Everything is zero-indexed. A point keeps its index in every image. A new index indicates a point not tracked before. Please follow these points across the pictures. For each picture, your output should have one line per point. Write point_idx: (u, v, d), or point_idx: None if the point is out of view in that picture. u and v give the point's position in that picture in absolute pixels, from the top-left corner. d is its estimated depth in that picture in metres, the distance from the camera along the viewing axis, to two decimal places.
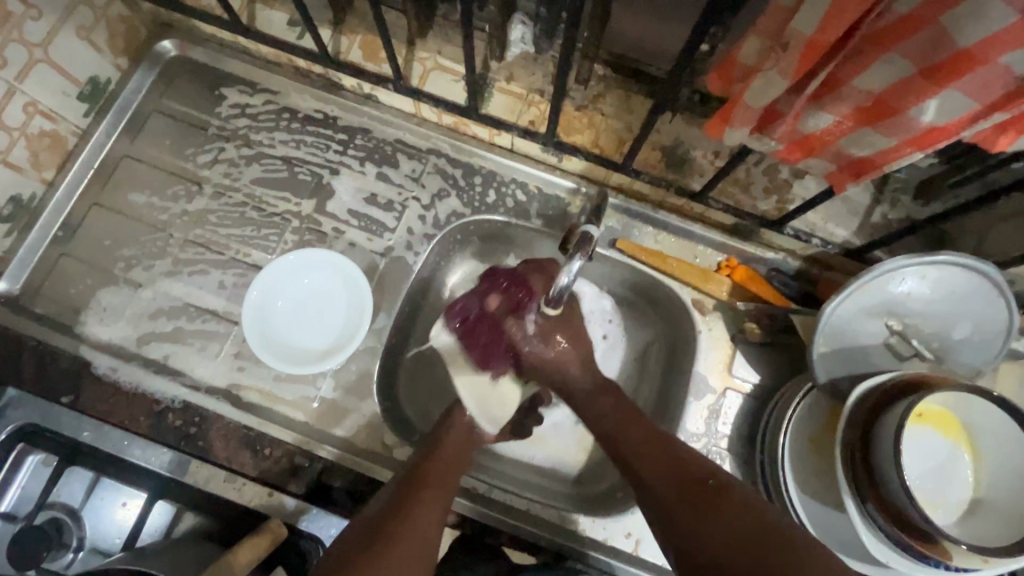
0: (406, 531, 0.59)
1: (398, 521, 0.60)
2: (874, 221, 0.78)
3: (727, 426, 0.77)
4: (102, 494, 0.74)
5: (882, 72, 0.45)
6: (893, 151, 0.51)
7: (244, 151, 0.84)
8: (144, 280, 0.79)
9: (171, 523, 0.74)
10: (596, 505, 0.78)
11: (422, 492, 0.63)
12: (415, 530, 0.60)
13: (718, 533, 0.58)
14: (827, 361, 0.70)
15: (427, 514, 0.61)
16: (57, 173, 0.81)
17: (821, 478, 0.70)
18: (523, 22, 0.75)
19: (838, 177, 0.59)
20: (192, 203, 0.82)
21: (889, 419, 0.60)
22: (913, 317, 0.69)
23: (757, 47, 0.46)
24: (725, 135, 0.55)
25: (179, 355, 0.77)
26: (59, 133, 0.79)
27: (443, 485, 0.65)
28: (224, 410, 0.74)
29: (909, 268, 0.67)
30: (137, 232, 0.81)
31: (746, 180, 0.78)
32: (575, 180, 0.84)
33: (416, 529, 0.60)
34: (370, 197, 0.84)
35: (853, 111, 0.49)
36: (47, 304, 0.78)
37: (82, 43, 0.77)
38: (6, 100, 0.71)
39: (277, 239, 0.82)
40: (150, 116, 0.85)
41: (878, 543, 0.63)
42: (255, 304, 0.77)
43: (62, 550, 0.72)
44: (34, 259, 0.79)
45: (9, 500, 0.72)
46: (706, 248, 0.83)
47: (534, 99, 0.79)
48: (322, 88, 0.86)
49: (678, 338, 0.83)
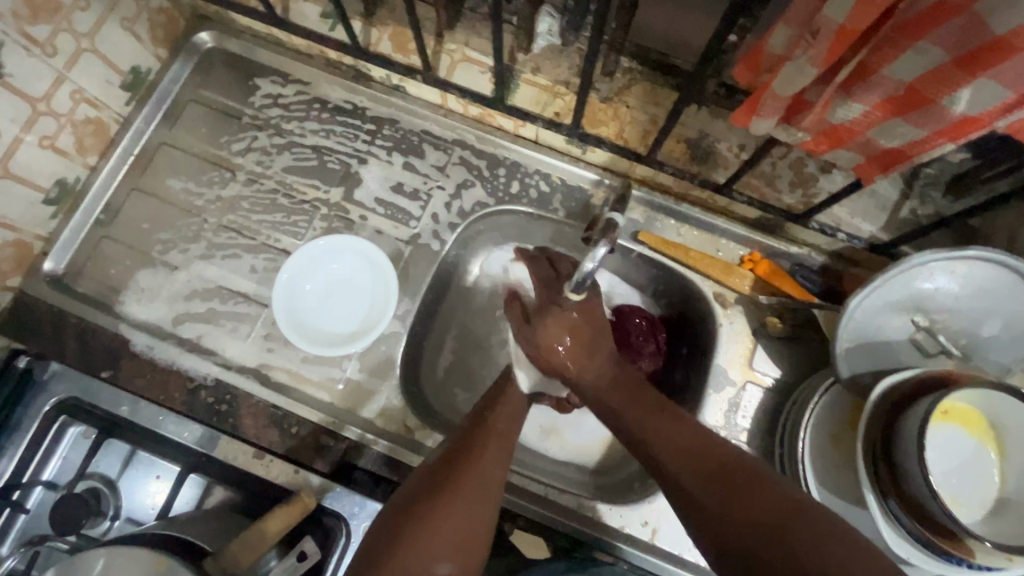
0: (440, 526, 0.58)
1: (434, 518, 0.58)
2: (902, 216, 0.76)
3: (746, 420, 0.77)
4: (138, 467, 0.77)
5: (914, 62, 0.44)
6: (925, 141, 0.51)
7: (275, 140, 0.87)
8: (180, 263, 0.82)
9: (203, 495, 0.76)
10: (614, 493, 0.79)
11: (488, 445, 0.65)
12: (484, 490, 0.62)
13: (766, 518, 0.54)
14: (850, 356, 0.69)
15: (469, 513, 0.59)
16: (100, 158, 0.84)
17: (842, 473, 0.69)
18: (551, 14, 0.73)
19: (867, 168, 0.59)
20: (226, 189, 0.85)
21: (914, 414, 0.60)
22: (941, 313, 0.69)
23: (787, 35, 0.46)
24: (752, 125, 0.55)
25: (212, 335, 0.80)
26: (103, 120, 0.82)
27: (506, 436, 0.67)
28: (253, 388, 0.77)
29: (936, 264, 0.66)
30: (174, 217, 0.84)
31: (772, 174, 0.78)
32: (598, 171, 0.85)
33: (457, 530, 0.58)
34: (396, 185, 0.86)
35: (882, 101, 0.49)
36: (89, 284, 0.81)
37: (125, 34, 0.80)
38: (55, 88, 0.74)
39: (307, 225, 0.84)
40: (187, 105, 0.88)
41: (901, 540, 0.63)
42: (285, 287, 0.79)
43: (100, 517, 0.75)
44: (77, 241, 0.83)
45: (52, 469, 0.76)
46: (729, 241, 0.83)
47: (559, 91, 0.79)
48: (352, 79, 0.88)
49: (701, 331, 0.83)
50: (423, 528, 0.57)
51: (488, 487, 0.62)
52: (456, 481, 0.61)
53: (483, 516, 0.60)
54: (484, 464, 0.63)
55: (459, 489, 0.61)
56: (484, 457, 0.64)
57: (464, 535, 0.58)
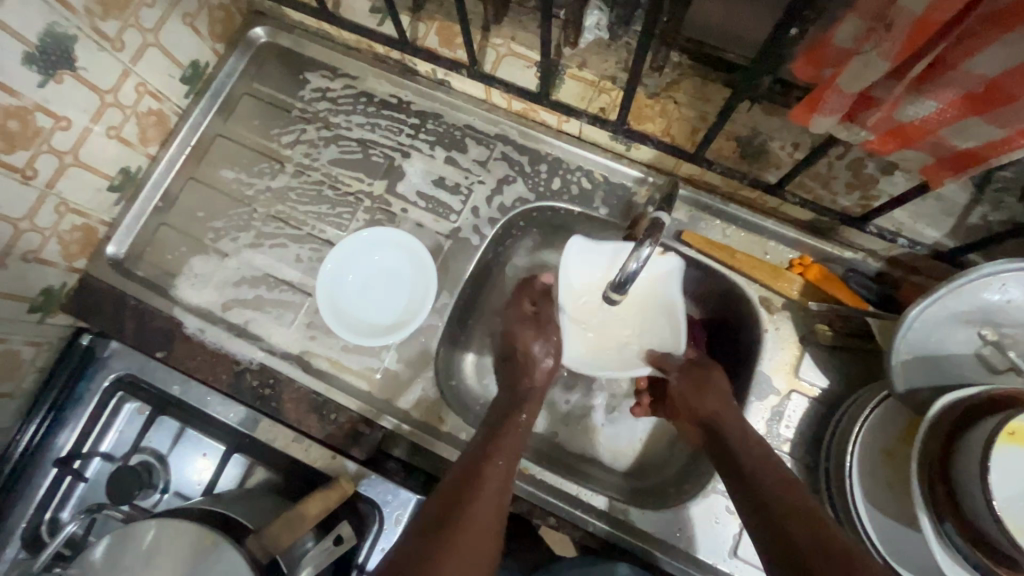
0: (470, 536, 0.57)
1: (456, 531, 0.56)
2: (970, 223, 0.70)
3: (790, 430, 0.74)
4: (186, 444, 0.80)
5: (999, 56, 0.41)
6: (1006, 142, 0.47)
7: (323, 133, 0.89)
8: (230, 250, 0.85)
9: (244, 475, 0.79)
10: (651, 497, 0.78)
11: (482, 489, 0.61)
12: (478, 538, 0.57)
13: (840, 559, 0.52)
14: (908, 368, 0.65)
15: (488, 521, 0.59)
16: (160, 149, 0.88)
17: (892, 490, 0.66)
18: (599, 8, 0.71)
19: (936, 171, 0.55)
20: (274, 180, 0.88)
21: (977, 434, 0.56)
22: (1012, 326, 0.64)
23: (855, 28, 0.44)
24: (812, 123, 0.53)
25: (258, 321, 0.82)
26: (164, 112, 0.86)
27: (501, 481, 0.63)
28: (295, 373, 0.79)
29: (1008, 274, 0.62)
30: (226, 206, 0.87)
31: (827, 174, 0.74)
32: (642, 169, 0.83)
33: (483, 532, 0.58)
34: (439, 179, 0.86)
35: (958, 98, 0.46)
36: (147, 268, 0.86)
37: (187, 29, 0.83)
38: (123, 81, 0.77)
39: (350, 217, 0.86)
40: (241, 98, 0.91)
41: (956, 565, 0.59)
42: (329, 276, 0.81)
43: (150, 490, 0.78)
44: (137, 227, 0.87)
45: (110, 441, 0.81)
46: (778, 244, 0.80)
47: (605, 86, 0.78)
48: (399, 74, 0.89)
49: (745, 336, 0.80)
50: (451, 538, 0.56)
51: (500, 501, 0.61)
52: (467, 505, 0.59)
53: (492, 542, 0.58)
54: (475, 511, 0.59)
55: (480, 494, 0.60)
56: (477, 507, 0.59)
57: (484, 546, 0.57)
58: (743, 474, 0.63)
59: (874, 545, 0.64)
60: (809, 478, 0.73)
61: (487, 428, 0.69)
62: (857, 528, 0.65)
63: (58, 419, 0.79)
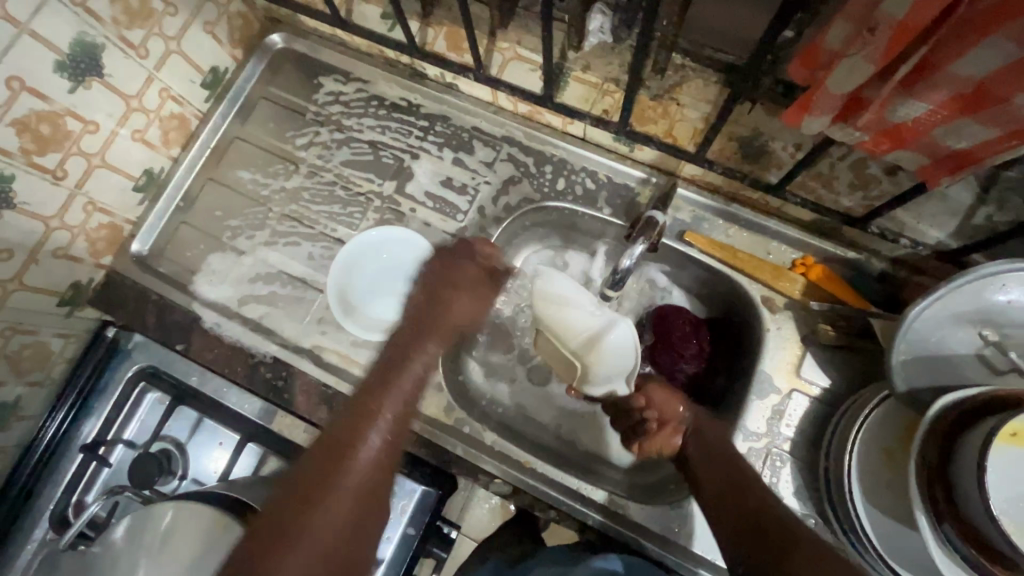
0: (338, 496, 0.57)
1: (325, 491, 0.57)
2: (975, 223, 0.69)
3: (790, 429, 0.74)
4: (204, 434, 0.85)
5: (985, 58, 0.42)
6: (998, 142, 0.48)
7: (336, 135, 0.92)
8: (247, 248, 0.89)
9: (258, 464, 0.84)
10: (650, 494, 0.79)
11: (357, 446, 0.61)
12: (345, 494, 0.58)
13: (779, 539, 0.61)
14: (907, 368, 0.65)
15: (362, 479, 0.60)
16: (182, 150, 0.92)
17: (890, 489, 0.66)
18: (603, 12, 0.72)
19: (932, 172, 0.56)
20: (289, 181, 0.91)
21: (975, 433, 0.57)
22: (1012, 327, 0.64)
23: (844, 31, 0.45)
24: (804, 124, 0.54)
25: (271, 316, 0.86)
26: (185, 116, 0.90)
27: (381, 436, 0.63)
28: (306, 366, 0.82)
29: (1010, 275, 0.62)
30: (243, 205, 0.91)
31: (829, 175, 0.74)
32: (645, 170, 0.85)
33: (357, 489, 0.59)
34: (446, 180, 0.89)
35: (948, 99, 0.47)
36: (168, 265, 0.89)
37: (207, 36, 0.87)
38: (147, 87, 0.81)
39: (361, 217, 0.89)
40: (259, 102, 0.95)
41: (953, 565, 0.59)
42: (340, 273, 0.84)
43: (170, 476, 0.83)
44: (159, 226, 0.91)
45: (132, 428, 0.85)
46: (780, 244, 0.80)
47: (608, 88, 0.79)
48: (409, 77, 0.91)
49: (746, 333, 0.81)
50: (316, 498, 0.56)
51: (378, 457, 0.62)
52: (340, 463, 0.59)
53: (363, 498, 0.59)
54: (346, 469, 0.59)
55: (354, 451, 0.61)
56: (348, 465, 0.60)
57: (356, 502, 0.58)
58: (717, 469, 0.68)
59: (873, 544, 0.64)
60: (809, 477, 0.73)
61: (370, 384, 0.68)
62: (855, 527, 0.65)
63: (85, 407, 0.84)
